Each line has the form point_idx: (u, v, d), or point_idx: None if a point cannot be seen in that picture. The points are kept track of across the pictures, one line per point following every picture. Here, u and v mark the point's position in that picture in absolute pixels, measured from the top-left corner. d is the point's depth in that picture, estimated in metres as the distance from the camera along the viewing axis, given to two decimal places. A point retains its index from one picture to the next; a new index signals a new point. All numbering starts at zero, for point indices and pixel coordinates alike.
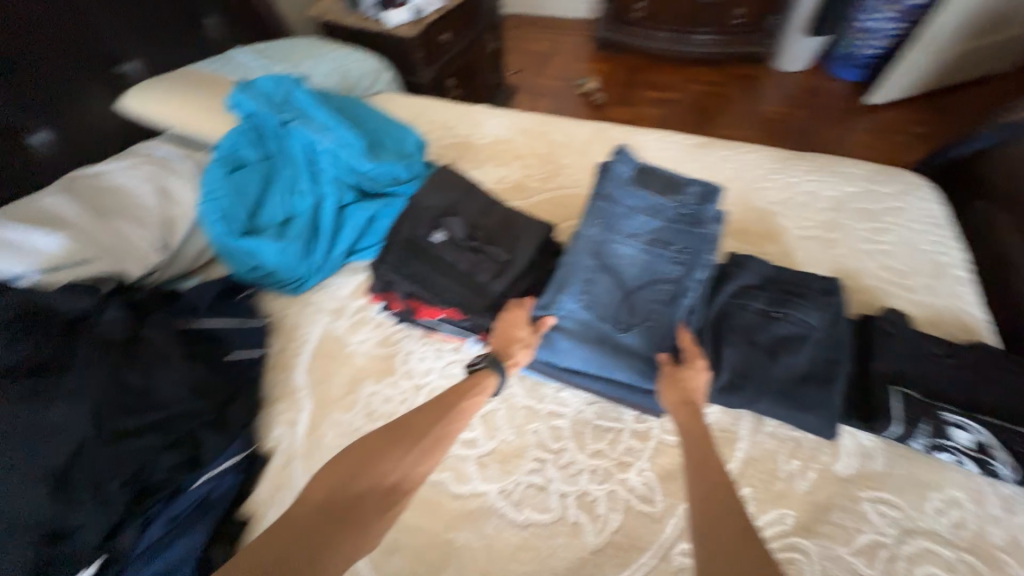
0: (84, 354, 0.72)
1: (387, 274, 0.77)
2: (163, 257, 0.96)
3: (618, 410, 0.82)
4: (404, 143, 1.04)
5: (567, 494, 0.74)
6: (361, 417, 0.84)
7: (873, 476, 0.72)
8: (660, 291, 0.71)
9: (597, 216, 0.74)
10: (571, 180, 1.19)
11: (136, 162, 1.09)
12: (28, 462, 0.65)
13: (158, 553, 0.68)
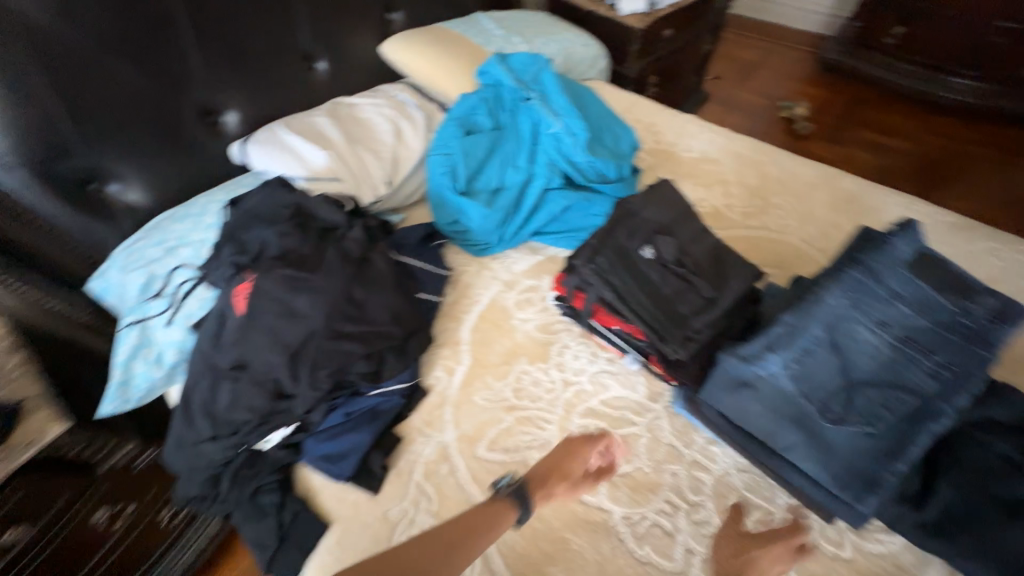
0: (331, 260, 0.83)
1: (586, 273, 0.75)
2: (388, 191, 1.10)
3: (771, 491, 0.75)
4: (621, 143, 1.05)
5: (693, 551, 0.71)
6: (510, 389, 0.89)
7: None
8: (897, 398, 0.62)
9: (850, 291, 0.66)
10: (778, 223, 1.07)
11: (382, 101, 1.25)
12: (275, 333, 0.78)
13: (335, 437, 0.82)
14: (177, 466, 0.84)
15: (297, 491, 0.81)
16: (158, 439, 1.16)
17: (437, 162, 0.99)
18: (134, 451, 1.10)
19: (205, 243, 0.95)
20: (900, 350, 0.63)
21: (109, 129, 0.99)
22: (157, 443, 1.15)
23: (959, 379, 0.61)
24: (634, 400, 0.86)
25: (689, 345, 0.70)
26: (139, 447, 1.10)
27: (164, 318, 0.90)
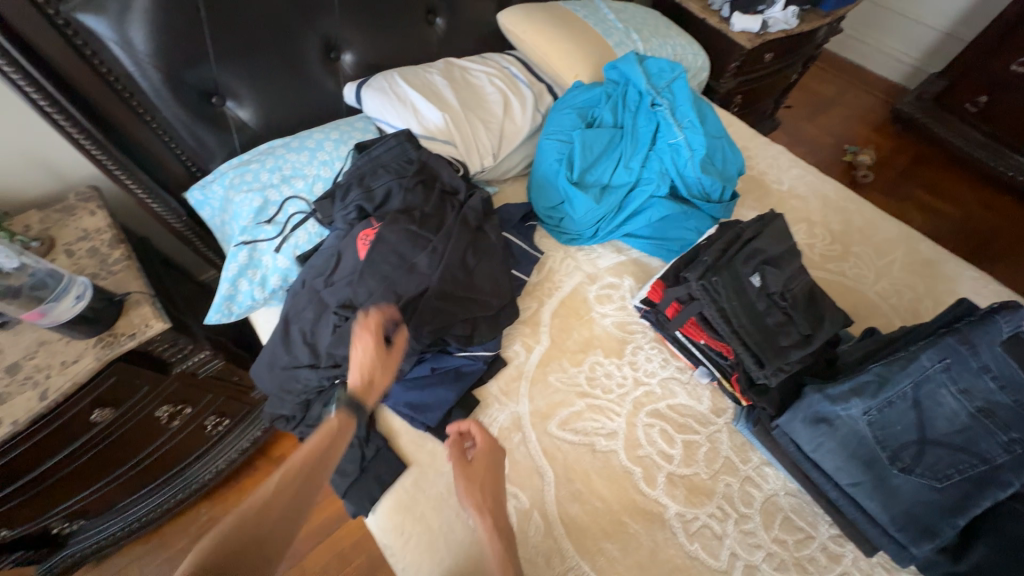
0: (450, 226, 0.91)
1: (693, 287, 0.80)
2: (492, 163, 1.12)
3: (816, 518, 0.79)
4: (729, 167, 1.07)
5: (738, 555, 0.76)
6: (583, 376, 0.94)
7: None
8: (966, 462, 0.68)
9: (944, 355, 0.71)
10: (856, 272, 1.10)
11: (494, 71, 1.25)
12: (393, 282, 0.84)
13: (421, 388, 0.86)
14: (267, 385, 0.89)
15: (377, 429, 0.87)
16: (222, 352, 1.18)
17: (553, 148, 1.04)
18: (205, 361, 1.12)
19: (319, 180, 0.98)
20: (978, 420, 0.69)
21: (244, 49, 0.99)
22: (220, 354, 1.16)
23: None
24: (699, 411, 0.91)
25: (781, 374, 0.76)
26: (212, 357, 1.12)
27: (273, 244, 0.93)
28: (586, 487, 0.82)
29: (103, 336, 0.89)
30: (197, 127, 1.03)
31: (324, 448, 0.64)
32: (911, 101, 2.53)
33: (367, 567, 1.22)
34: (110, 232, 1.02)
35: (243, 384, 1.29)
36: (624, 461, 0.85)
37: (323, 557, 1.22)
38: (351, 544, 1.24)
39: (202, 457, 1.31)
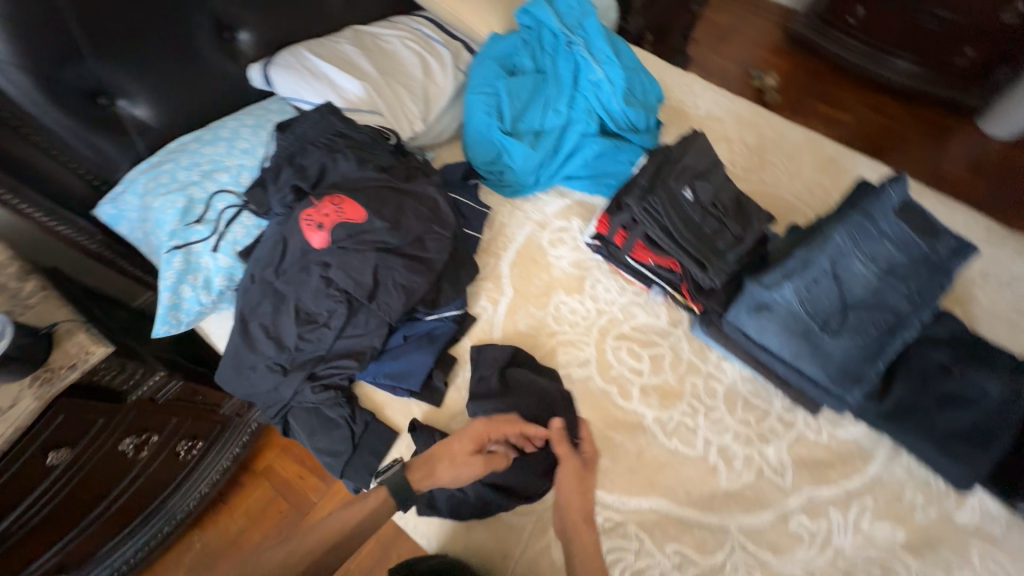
0: (384, 192, 0.86)
1: (633, 209, 0.87)
2: (423, 127, 1.11)
3: (770, 395, 0.91)
4: (649, 97, 1.11)
5: (711, 441, 0.87)
6: (550, 317, 0.99)
7: (992, 537, 0.79)
8: (880, 317, 0.79)
9: (851, 228, 0.81)
10: (773, 179, 1.20)
11: (406, 34, 1.21)
12: (342, 258, 0.81)
13: (398, 357, 0.89)
14: (237, 388, 0.87)
15: (362, 405, 0.88)
16: (178, 372, 1.13)
17: (481, 101, 1.04)
18: (160, 383, 1.07)
19: (244, 169, 0.93)
20: (884, 279, 0.80)
21: (125, 39, 0.90)
22: (179, 375, 1.12)
23: (922, 298, 0.79)
24: (659, 326, 0.98)
25: (721, 274, 0.83)
26: (166, 377, 1.07)
27: (209, 243, 0.88)
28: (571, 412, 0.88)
29: (40, 372, 0.82)
30: (88, 135, 0.92)
31: (374, 511, 0.71)
32: (800, 20, 2.69)
33: (378, 549, 1.24)
34: (16, 266, 0.92)
35: (208, 402, 1.24)
36: (601, 384, 0.92)
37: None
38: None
39: (182, 484, 1.26)
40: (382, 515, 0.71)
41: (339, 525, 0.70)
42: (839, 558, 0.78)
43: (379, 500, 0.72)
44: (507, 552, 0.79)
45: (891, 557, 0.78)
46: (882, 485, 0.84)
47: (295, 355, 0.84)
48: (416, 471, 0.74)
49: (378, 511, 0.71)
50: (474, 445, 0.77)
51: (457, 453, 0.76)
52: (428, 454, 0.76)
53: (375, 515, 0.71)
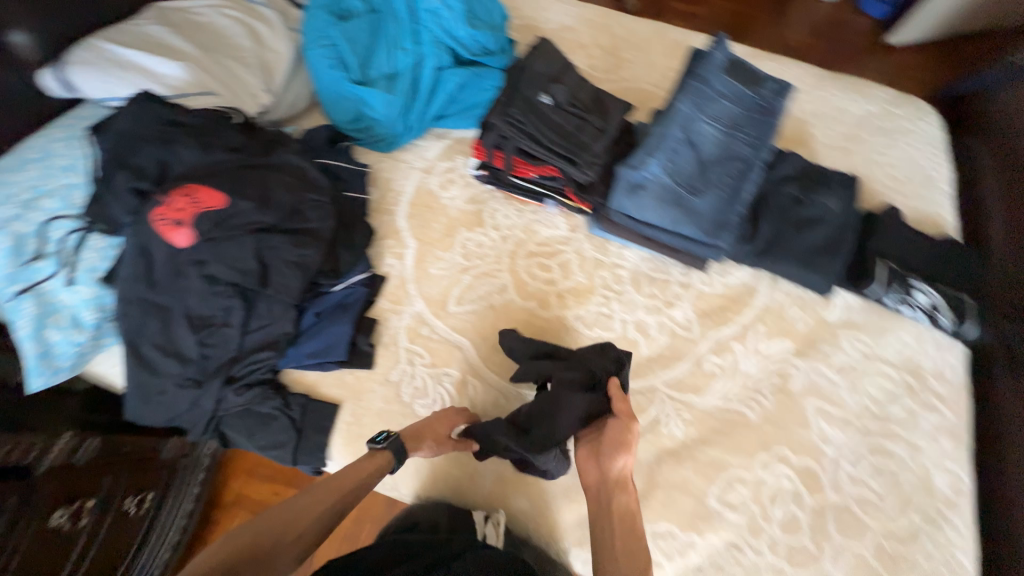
0: (242, 171, 0.81)
1: (498, 125, 0.90)
2: (271, 100, 1.03)
3: (668, 267, 1.01)
4: (493, 15, 1.09)
5: (627, 320, 0.96)
6: (459, 255, 1.00)
7: (855, 323, 0.96)
8: (732, 167, 0.89)
9: (691, 95, 0.89)
10: (632, 75, 1.27)
11: (220, 1, 1.09)
12: (215, 251, 0.77)
13: (315, 334, 0.87)
14: (154, 417, 0.82)
15: (294, 391, 0.87)
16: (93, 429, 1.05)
17: (321, 55, 0.98)
18: (74, 442, 0.99)
19: (74, 189, 0.82)
20: (729, 133, 0.89)
21: None
22: (95, 431, 1.04)
23: (761, 142, 0.89)
24: (561, 235, 1.03)
25: (594, 167, 0.90)
26: (79, 437, 1.00)
27: (60, 278, 0.79)
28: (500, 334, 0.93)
29: None
30: None
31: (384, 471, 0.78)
32: None
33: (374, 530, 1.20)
34: None
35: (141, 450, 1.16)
36: (522, 302, 0.97)
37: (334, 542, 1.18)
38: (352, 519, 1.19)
39: (139, 556, 1.14)
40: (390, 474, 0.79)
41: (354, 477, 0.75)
42: (748, 379, 0.91)
43: (389, 461, 0.79)
44: (475, 472, 0.87)
45: (785, 364, 0.93)
46: (769, 311, 0.98)
47: (203, 364, 0.80)
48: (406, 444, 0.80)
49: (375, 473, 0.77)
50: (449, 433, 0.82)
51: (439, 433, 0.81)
52: (416, 430, 0.81)
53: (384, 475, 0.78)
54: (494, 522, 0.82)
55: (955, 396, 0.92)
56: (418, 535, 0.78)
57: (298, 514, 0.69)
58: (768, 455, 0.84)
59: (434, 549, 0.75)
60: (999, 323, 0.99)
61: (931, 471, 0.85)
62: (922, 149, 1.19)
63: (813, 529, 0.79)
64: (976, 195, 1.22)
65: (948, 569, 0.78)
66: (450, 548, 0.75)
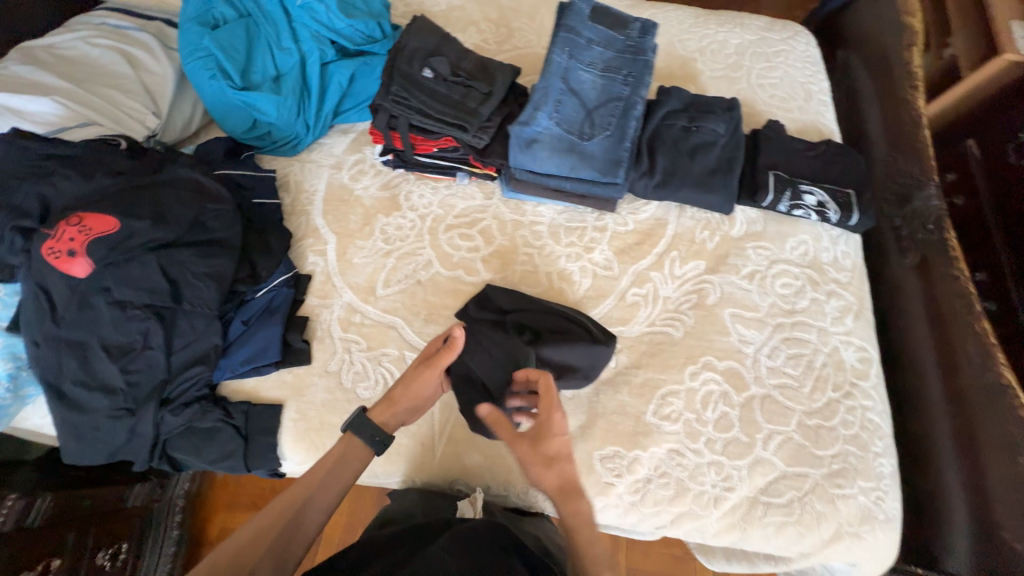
0: (131, 192, 0.81)
1: (386, 106, 0.93)
2: (160, 121, 1.01)
3: (582, 215, 1.06)
4: (371, 2, 1.10)
5: (551, 271, 1.00)
6: (380, 242, 1.02)
7: (757, 233, 1.04)
8: (615, 107, 0.94)
9: (564, 46, 0.94)
10: (525, 43, 1.29)
11: (86, 32, 1.05)
12: (119, 275, 0.77)
13: (246, 342, 0.88)
14: (93, 456, 0.81)
15: (235, 400, 0.87)
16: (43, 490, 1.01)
17: (200, 67, 0.96)
18: (20, 507, 0.95)
19: None
20: (606, 76, 0.94)
21: None
22: (45, 493, 1.00)
23: (638, 79, 0.94)
24: (477, 204, 1.06)
25: (486, 131, 0.94)
26: (27, 498, 0.96)
27: None
28: (431, 308, 0.95)
29: None
30: None
31: (344, 461, 0.75)
32: None
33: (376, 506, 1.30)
34: None
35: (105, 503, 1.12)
36: (449, 274, 0.99)
37: (336, 534, 1.28)
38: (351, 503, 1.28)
39: None
40: (352, 464, 0.75)
41: (311, 479, 0.72)
42: (668, 302, 0.97)
43: (351, 452, 0.75)
44: (426, 439, 0.88)
45: (701, 282, 0.99)
46: (680, 237, 1.04)
47: (133, 393, 0.79)
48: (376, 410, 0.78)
49: (345, 455, 0.75)
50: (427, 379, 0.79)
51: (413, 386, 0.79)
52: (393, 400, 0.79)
53: (343, 470, 0.74)
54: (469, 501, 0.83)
55: (854, 280, 1.01)
56: (398, 525, 0.78)
57: (258, 531, 0.67)
58: (696, 366, 0.91)
59: (418, 528, 0.76)
60: (888, 207, 1.12)
61: (841, 350, 0.93)
62: (800, 67, 1.27)
63: (743, 421, 0.87)
64: (856, 99, 1.32)
65: (864, 429, 0.87)
66: (432, 525, 0.76)
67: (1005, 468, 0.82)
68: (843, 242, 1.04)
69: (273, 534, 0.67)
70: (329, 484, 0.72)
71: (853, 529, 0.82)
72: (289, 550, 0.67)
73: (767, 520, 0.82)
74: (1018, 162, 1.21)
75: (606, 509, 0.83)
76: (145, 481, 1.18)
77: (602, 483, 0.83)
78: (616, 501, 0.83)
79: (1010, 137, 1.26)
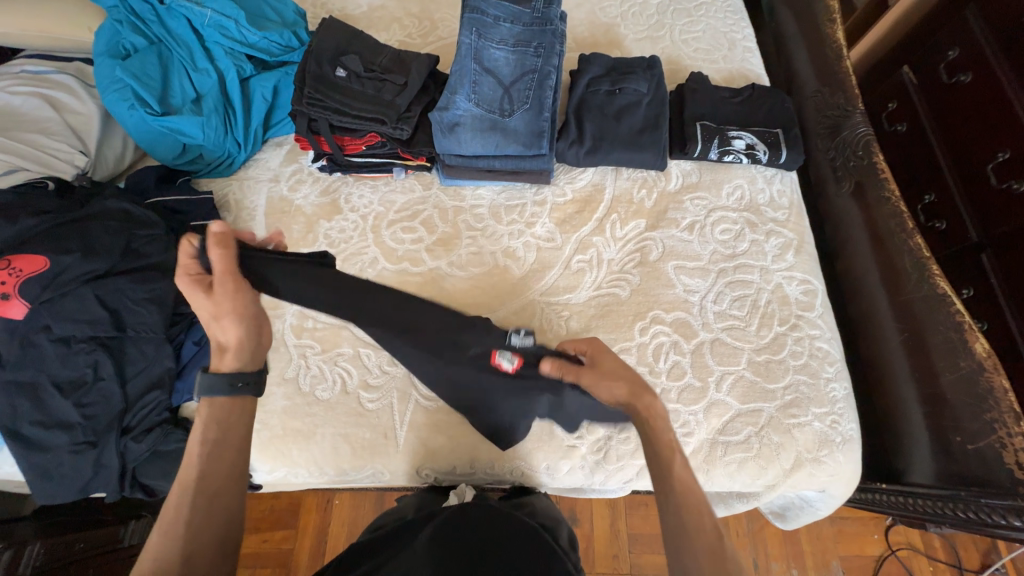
0: (63, 231, 0.83)
1: (306, 110, 0.97)
2: (89, 159, 1.01)
3: (522, 191, 1.06)
4: (284, 13, 1.11)
5: (494, 251, 1.01)
6: (324, 246, 1.02)
7: (693, 184, 1.05)
8: (530, 81, 0.97)
9: (472, 27, 0.95)
10: (450, 32, 1.26)
11: (3, 81, 1.04)
12: (58, 312, 0.79)
13: (199, 362, 0.89)
14: (62, 493, 0.80)
15: (197, 420, 0.89)
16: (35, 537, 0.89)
17: (117, 98, 0.97)
18: (10, 554, 0.83)
19: None
20: (517, 51, 0.96)
21: None
22: (36, 539, 0.88)
23: (548, 50, 0.97)
24: (417, 196, 1.06)
25: (407, 121, 0.98)
26: (15, 546, 0.84)
27: None
28: None
29: None
30: None
31: (218, 429, 0.65)
32: None
33: (374, 501, 1.32)
34: None
35: (98, 544, 1.00)
36: (395, 267, 1.00)
37: (341, 539, 1.28)
38: (352, 496, 1.32)
39: None
40: (229, 427, 0.66)
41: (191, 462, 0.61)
42: (613, 264, 0.99)
43: (223, 413, 0.66)
44: (389, 430, 0.88)
45: (644, 240, 1.00)
46: (619, 200, 1.05)
47: (92, 424, 0.80)
48: (215, 359, 0.68)
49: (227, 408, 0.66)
50: (221, 290, 0.68)
51: (212, 306, 0.67)
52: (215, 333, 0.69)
53: (223, 438, 0.64)
54: (456, 493, 0.86)
55: (792, 217, 1.02)
56: (389, 524, 0.77)
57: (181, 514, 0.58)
58: (644, 321, 0.92)
59: (408, 522, 0.74)
60: (821, 140, 1.13)
61: (784, 286, 0.95)
62: (721, 17, 1.28)
63: (695, 366, 0.89)
64: (780, 40, 1.32)
65: (812, 358, 0.90)
66: (420, 516, 0.76)
67: (951, 372, 0.83)
68: (778, 181, 1.06)
69: (185, 527, 0.58)
70: (215, 461, 0.62)
71: (813, 455, 0.84)
72: (226, 532, 0.61)
73: (729, 458, 0.84)
74: (953, 83, 1.17)
75: (572, 470, 0.87)
76: (140, 517, 1.10)
77: (565, 447, 0.86)
78: (581, 462, 0.86)
79: (941, 58, 1.21)
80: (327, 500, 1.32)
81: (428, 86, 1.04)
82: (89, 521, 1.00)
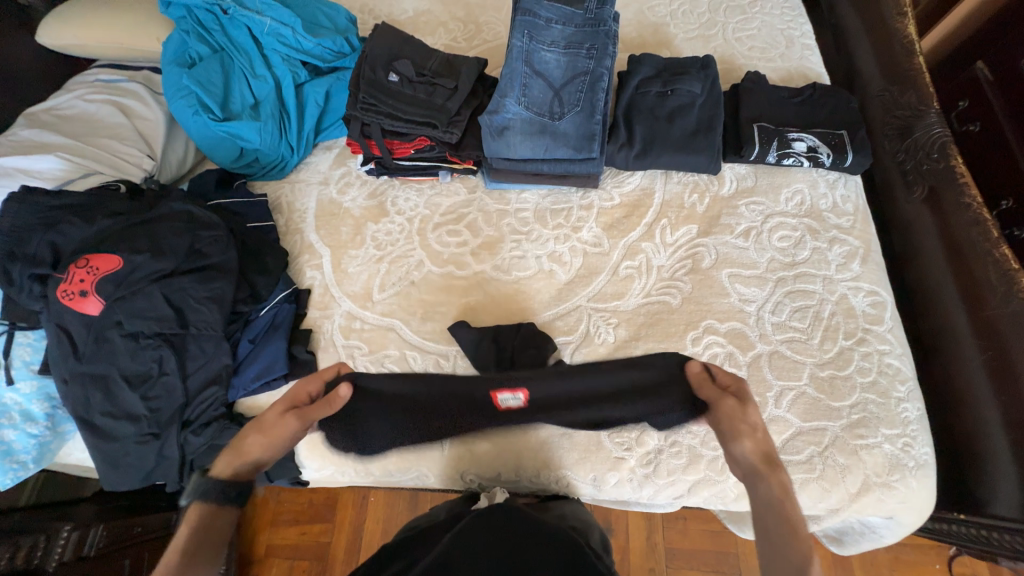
0: (135, 232, 0.87)
1: (359, 115, 0.98)
2: (155, 162, 1.06)
3: (567, 196, 1.05)
4: (337, 20, 1.14)
5: (540, 255, 1.00)
6: (371, 248, 1.03)
7: (749, 189, 1.01)
8: (581, 82, 0.95)
9: (524, 29, 0.94)
10: (495, 35, 1.26)
11: (81, 90, 1.10)
12: (128, 310, 0.83)
13: (254, 359, 0.92)
14: (129, 481, 0.84)
15: (251, 415, 0.91)
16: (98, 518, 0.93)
17: (183, 105, 1.01)
18: (77, 535, 0.88)
19: None
20: (570, 54, 0.95)
21: None
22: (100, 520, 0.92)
23: (601, 52, 0.95)
24: (462, 200, 1.06)
25: (457, 125, 0.98)
26: (82, 527, 0.89)
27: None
28: (427, 308, 0.97)
29: None
30: None
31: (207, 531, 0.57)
32: None
33: (410, 502, 1.33)
34: None
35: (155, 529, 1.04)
36: (441, 270, 1.00)
37: (376, 537, 1.30)
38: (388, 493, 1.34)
39: None
40: (218, 523, 0.59)
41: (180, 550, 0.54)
42: (663, 271, 0.95)
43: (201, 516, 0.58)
44: None
45: (695, 247, 0.97)
46: (669, 204, 1.01)
47: (156, 416, 0.83)
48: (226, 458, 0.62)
49: (215, 522, 0.58)
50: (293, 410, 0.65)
51: (267, 419, 0.63)
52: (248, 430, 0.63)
53: (209, 531, 0.57)
54: (487, 497, 0.83)
55: (857, 224, 0.96)
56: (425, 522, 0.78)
57: None
58: (697, 331, 0.89)
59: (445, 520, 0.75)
60: (889, 142, 1.06)
61: (849, 297, 0.90)
62: (778, 13, 1.22)
63: (751, 380, 0.84)
64: (842, 36, 1.25)
65: (882, 375, 0.84)
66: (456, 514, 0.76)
67: None
68: (842, 186, 1.00)
69: None
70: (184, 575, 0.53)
71: (882, 479, 0.79)
72: None
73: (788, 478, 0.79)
74: None
75: (620, 483, 0.84)
76: None
77: (613, 458, 0.84)
78: (629, 475, 0.83)
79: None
80: (364, 496, 1.34)
81: (477, 89, 1.04)
82: (150, 504, 1.04)
